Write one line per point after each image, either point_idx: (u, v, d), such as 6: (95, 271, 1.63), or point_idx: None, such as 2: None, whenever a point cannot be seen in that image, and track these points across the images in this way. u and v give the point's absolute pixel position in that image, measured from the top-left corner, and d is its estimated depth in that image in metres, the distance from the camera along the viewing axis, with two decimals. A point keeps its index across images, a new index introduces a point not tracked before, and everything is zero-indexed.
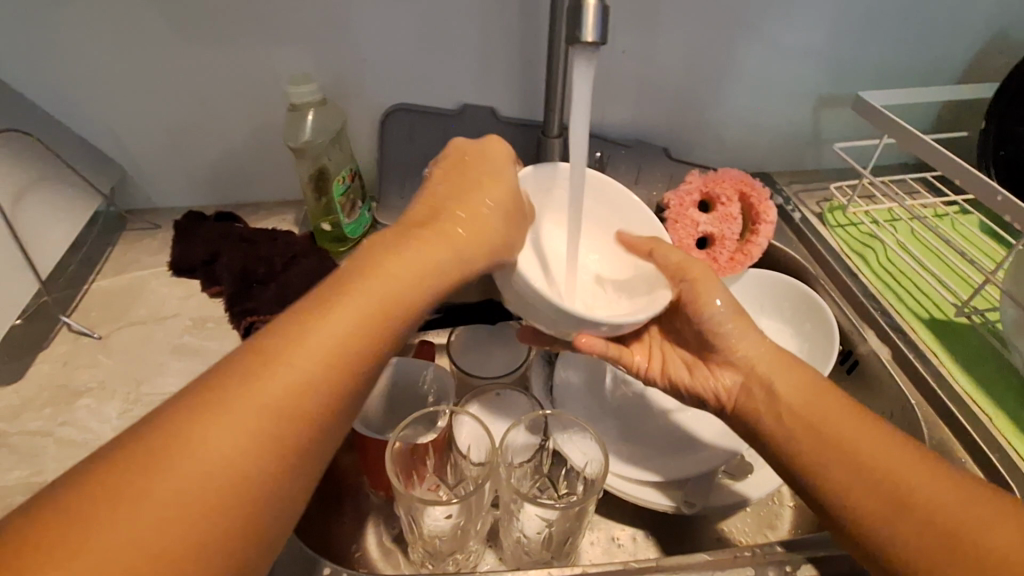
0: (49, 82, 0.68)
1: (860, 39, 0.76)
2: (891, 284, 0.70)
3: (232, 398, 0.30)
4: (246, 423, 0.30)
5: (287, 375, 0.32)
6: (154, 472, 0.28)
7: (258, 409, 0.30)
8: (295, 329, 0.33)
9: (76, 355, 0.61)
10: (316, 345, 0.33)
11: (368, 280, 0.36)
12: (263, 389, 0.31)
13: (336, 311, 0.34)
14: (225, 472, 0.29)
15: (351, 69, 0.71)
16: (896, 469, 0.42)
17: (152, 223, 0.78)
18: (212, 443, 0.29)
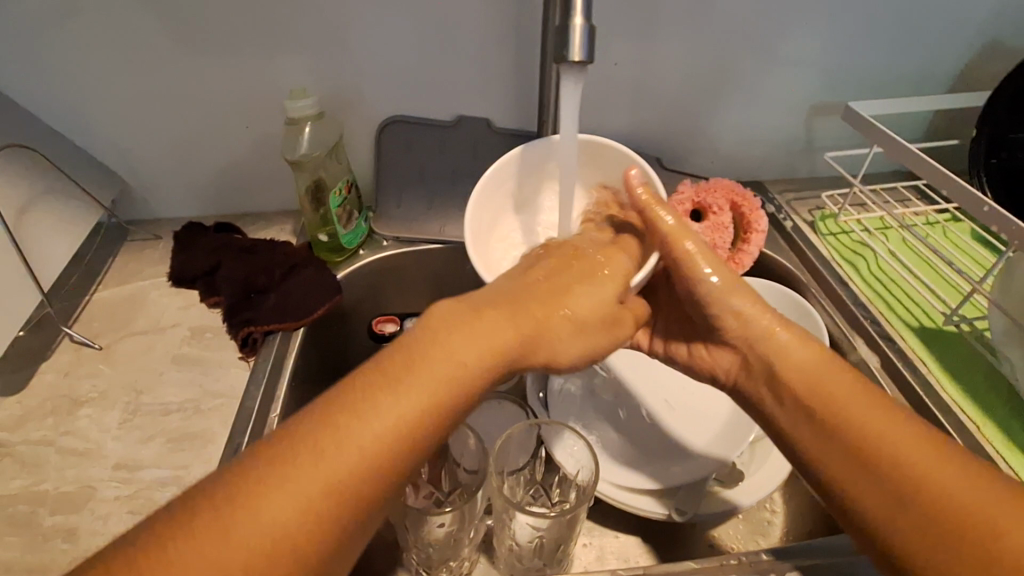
0: (52, 96, 0.70)
1: (850, 49, 0.77)
2: (882, 293, 0.71)
3: (314, 462, 0.32)
4: (364, 449, 0.33)
5: (396, 410, 0.35)
6: (230, 529, 0.30)
7: (373, 438, 0.34)
8: (407, 364, 0.37)
9: (78, 365, 0.62)
10: (426, 386, 0.37)
11: (474, 329, 0.40)
12: (377, 419, 0.34)
13: (445, 350, 0.38)
14: (289, 533, 0.31)
15: (348, 82, 0.72)
16: (901, 451, 0.40)
17: (153, 233, 0.79)
18: (250, 539, 0.30)
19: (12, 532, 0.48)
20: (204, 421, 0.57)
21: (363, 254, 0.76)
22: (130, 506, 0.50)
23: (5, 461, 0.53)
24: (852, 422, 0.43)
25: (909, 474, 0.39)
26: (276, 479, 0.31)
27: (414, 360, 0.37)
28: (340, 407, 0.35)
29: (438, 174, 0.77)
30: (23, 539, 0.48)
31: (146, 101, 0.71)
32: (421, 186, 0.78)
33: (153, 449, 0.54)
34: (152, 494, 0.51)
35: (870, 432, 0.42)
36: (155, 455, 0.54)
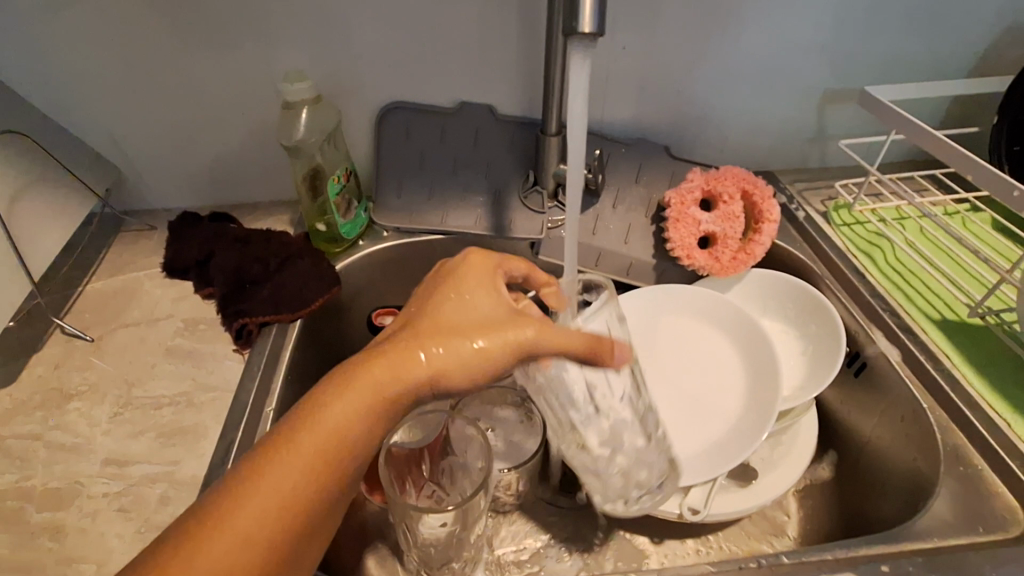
0: (45, 82, 0.68)
1: (865, 32, 0.74)
2: (901, 285, 0.68)
3: (273, 478, 0.36)
4: (241, 521, 0.34)
5: (275, 491, 0.36)
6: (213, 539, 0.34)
7: (245, 516, 0.35)
8: (282, 451, 0.37)
9: (69, 357, 0.60)
10: (297, 466, 0.36)
11: (348, 403, 0.38)
12: (257, 504, 0.35)
13: (319, 432, 0.37)
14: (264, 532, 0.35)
15: (346, 67, 0.70)
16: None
17: (148, 224, 0.77)
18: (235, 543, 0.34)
19: None
20: (196, 415, 0.55)
21: (363, 244, 0.74)
22: (118, 503, 0.48)
23: None
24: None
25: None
26: (238, 498, 0.35)
27: (344, 381, 0.38)
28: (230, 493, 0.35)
29: (439, 162, 0.75)
30: (8, 536, 0.46)
31: (141, 88, 0.69)
32: (422, 176, 0.75)
33: (144, 444, 0.52)
34: (141, 491, 0.49)
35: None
36: (144, 450, 0.52)
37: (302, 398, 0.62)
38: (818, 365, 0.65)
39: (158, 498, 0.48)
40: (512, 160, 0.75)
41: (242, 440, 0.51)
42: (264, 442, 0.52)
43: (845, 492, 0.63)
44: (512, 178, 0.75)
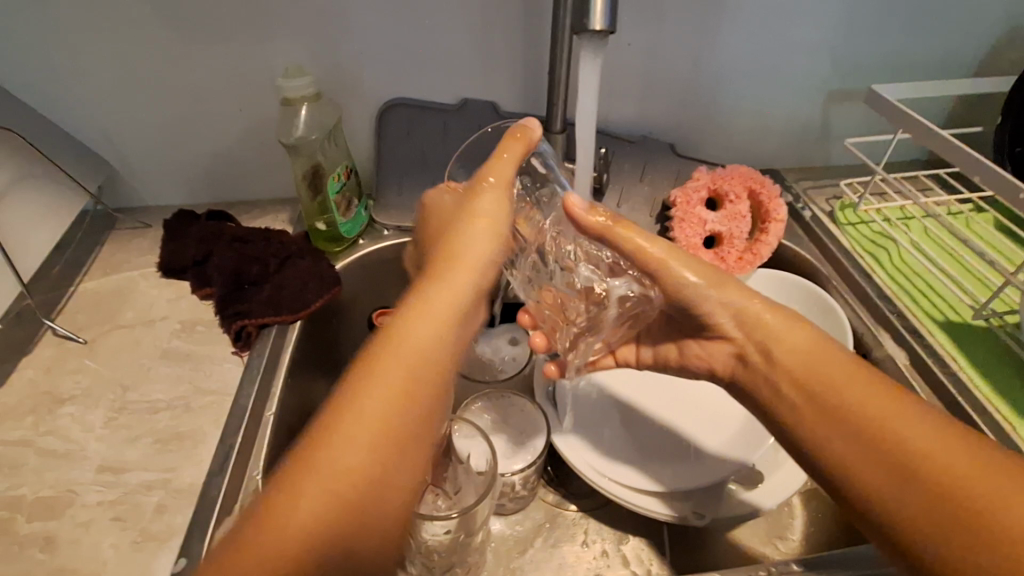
0: (35, 77, 0.66)
1: (872, 31, 0.73)
2: (907, 287, 0.68)
3: (374, 381, 0.38)
4: (347, 439, 0.36)
5: (367, 409, 0.37)
6: (332, 445, 0.36)
7: (350, 441, 0.36)
8: (360, 391, 0.38)
9: (61, 360, 0.58)
10: (379, 385, 0.38)
11: (408, 317, 0.42)
12: (370, 414, 0.37)
13: (389, 352, 0.40)
14: (380, 428, 0.37)
15: (347, 62, 0.68)
16: (917, 437, 0.38)
17: (142, 223, 0.75)
18: (357, 436, 0.36)
19: None
20: (194, 420, 0.53)
21: (363, 244, 0.72)
22: (114, 512, 0.46)
23: None
24: (876, 418, 0.39)
25: (886, 426, 0.39)
26: (354, 402, 0.37)
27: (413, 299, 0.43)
28: (328, 430, 0.36)
29: (441, 160, 0.73)
30: None
31: (135, 83, 0.67)
32: (422, 173, 0.74)
33: (140, 450, 0.51)
34: (138, 499, 0.47)
35: (918, 451, 0.37)
36: (141, 456, 0.50)
37: (303, 400, 0.60)
38: None
39: (155, 506, 0.47)
40: None
41: (242, 447, 0.50)
42: (265, 450, 0.50)
43: None
44: None
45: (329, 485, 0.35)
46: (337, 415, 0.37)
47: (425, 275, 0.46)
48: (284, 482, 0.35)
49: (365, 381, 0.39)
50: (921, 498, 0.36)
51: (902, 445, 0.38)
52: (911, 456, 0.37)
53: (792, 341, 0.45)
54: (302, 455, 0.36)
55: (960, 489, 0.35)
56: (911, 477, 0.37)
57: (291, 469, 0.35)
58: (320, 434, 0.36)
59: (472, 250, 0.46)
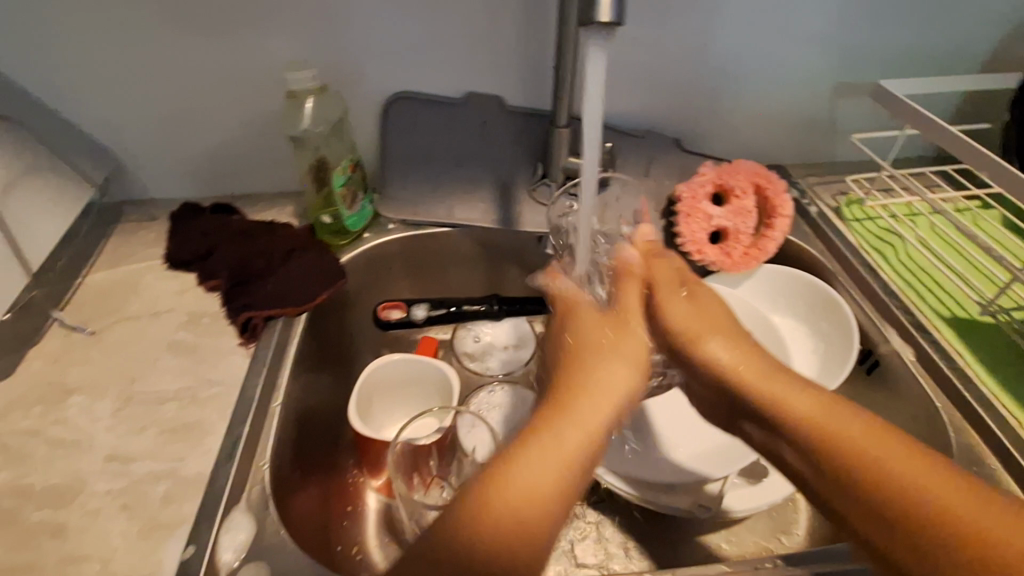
0: (40, 69, 0.66)
1: (879, 25, 0.73)
2: (913, 283, 0.67)
3: (581, 405, 0.40)
4: (544, 503, 0.35)
5: (547, 477, 0.36)
6: (513, 478, 0.35)
7: (535, 496, 0.35)
8: (556, 419, 0.39)
9: (68, 351, 0.59)
10: (572, 453, 0.37)
11: (586, 397, 0.41)
12: (567, 441, 0.38)
13: (586, 420, 0.39)
14: (567, 458, 0.37)
15: (351, 54, 0.68)
16: (835, 426, 0.39)
17: (148, 215, 0.75)
18: (553, 463, 0.37)
19: None
20: (200, 411, 0.53)
21: (368, 237, 0.72)
22: (121, 501, 0.47)
23: None
24: (802, 416, 0.40)
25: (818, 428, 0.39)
26: (565, 423, 0.38)
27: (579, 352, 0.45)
28: (502, 498, 0.34)
29: (445, 154, 0.73)
30: (8, 536, 0.45)
31: (140, 76, 0.68)
32: (427, 167, 0.73)
33: (147, 441, 0.51)
34: (145, 490, 0.48)
35: (863, 450, 0.37)
36: (148, 447, 0.51)
37: (308, 391, 0.61)
38: (827, 364, 0.65)
39: (162, 496, 0.47)
40: (520, 152, 0.73)
41: (248, 437, 0.50)
42: (270, 441, 0.51)
43: None
44: (520, 170, 0.74)
45: (503, 512, 0.34)
46: (539, 445, 0.37)
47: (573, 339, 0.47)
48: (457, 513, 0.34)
49: (577, 409, 0.40)
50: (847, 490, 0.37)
51: (830, 442, 0.38)
52: (831, 445, 0.38)
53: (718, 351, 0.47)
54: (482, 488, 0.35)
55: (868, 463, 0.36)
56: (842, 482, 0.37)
57: (473, 503, 0.34)
58: (509, 463, 0.36)
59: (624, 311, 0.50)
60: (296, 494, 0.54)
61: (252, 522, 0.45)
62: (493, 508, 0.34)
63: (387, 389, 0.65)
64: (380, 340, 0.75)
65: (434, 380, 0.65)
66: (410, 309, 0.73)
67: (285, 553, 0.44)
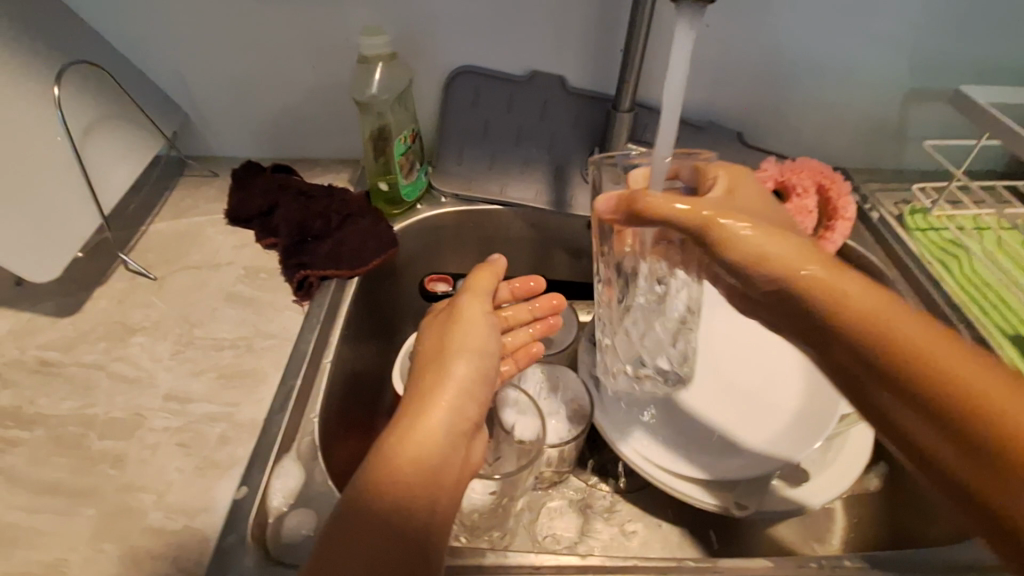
0: (125, 22, 0.68)
1: (966, 28, 0.69)
2: (977, 298, 0.65)
3: (412, 428, 0.41)
4: (407, 481, 0.38)
5: (409, 466, 0.39)
6: (371, 489, 0.37)
7: (400, 484, 0.38)
8: (389, 452, 0.39)
9: (132, 293, 0.61)
10: (427, 431, 0.41)
11: (432, 366, 0.46)
12: (407, 450, 0.40)
13: (436, 401, 0.43)
14: (417, 470, 0.39)
15: (422, 26, 0.69)
16: (961, 375, 0.34)
17: (210, 171, 0.77)
18: (400, 473, 0.39)
19: (63, 452, 0.48)
20: (255, 360, 0.55)
21: (421, 209, 0.73)
22: (178, 439, 0.49)
23: (58, 381, 0.53)
24: (899, 337, 0.37)
25: (944, 365, 0.35)
26: (393, 446, 0.40)
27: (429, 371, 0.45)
28: (362, 491, 0.37)
29: (503, 132, 0.73)
30: (74, 460, 0.47)
31: (216, 35, 0.69)
32: (484, 144, 0.73)
33: (205, 384, 0.53)
34: (202, 429, 0.49)
35: (918, 347, 0.36)
36: (206, 389, 0.52)
37: (355, 354, 0.62)
38: None
39: (217, 437, 0.49)
40: (578, 134, 0.73)
41: (300, 390, 0.51)
42: (321, 395, 0.52)
43: (896, 511, 0.60)
44: (576, 153, 0.73)
45: (395, 504, 0.37)
46: (374, 474, 0.38)
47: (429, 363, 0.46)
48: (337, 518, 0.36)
49: (398, 441, 0.40)
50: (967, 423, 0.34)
51: (926, 371, 0.35)
52: (899, 356, 0.37)
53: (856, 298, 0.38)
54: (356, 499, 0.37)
55: (977, 404, 0.33)
56: (965, 436, 0.34)
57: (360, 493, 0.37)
58: (377, 485, 0.38)
59: (470, 336, 0.48)
60: (340, 450, 0.55)
61: (302, 470, 0.47)
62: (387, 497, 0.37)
63: None
64: (423, 312, 0.76)
65: None
66: (456, 287, 0.73)
67: (333, 502, 0.45)
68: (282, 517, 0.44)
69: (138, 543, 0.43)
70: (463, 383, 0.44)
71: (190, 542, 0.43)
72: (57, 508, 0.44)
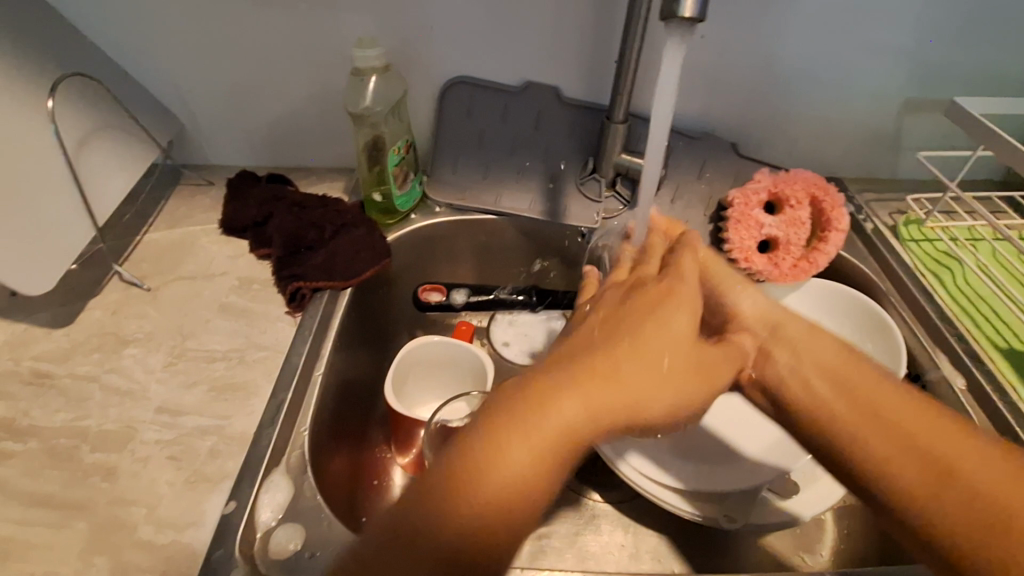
0: (121, 33, 0.68)
1: (961, 39, 0.69)
2: (969, 310, 0.65)
3: (565, 422, 0.35)
4: (506, 493, 0.33)
5: (503, 477, 0.34)
6: (476, 477, 0.33)
7: (503, 491, 0.33)
8: (512, 438, 0.34)
9: (126, 304, 0.61)
10: (550, 440, 0.35)
11: (576, 374, 0.37)
12: (536, 450, 0.34)
13: (589, 404, 0.36)
14: (520, 488, 0.34)
15: (416, 36, 0.69)
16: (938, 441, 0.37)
17: (206, 180, 0.77)
18: (512, 472, 0.34)
19: (55, 465, 0.48)
20: (247, 372, 0.55)
21: (415, 218, 0.73)
22: (169, 452, 0.49)
23: (51, 393, 0.53)
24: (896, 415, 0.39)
25: (924, 442, 0.37)
26: (527, 433, 0.34)
27: (606, 363, 0.38)
28: (456, 481, 0.34)
29: (497, 141, 0.73)
30: (65, 473, 0.48)
31: (210, 45, 0.69)
32: (478, 153, 0.74)
33: (196, 396, 0.53)
34: (193, 442, 0.50)
35: (905, 423, 0.38)
36: (197, 402, 0.53)
37: (348, 365, 0.62)
38: None
39: (208, 450, 0.49)
40: (572, 145, 0.73)
41: (291, 402, 0.52)
42: (312, 407, 0.52)
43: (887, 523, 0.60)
44: (570, 163, 0.73)
45: (483, 512, 0.33)
46: (492, 453, 0.34)
47: (617, 351, 0.39)
48: (422, 497, 0.34)
49: (546, 419, 0.35)
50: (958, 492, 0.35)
51: (918, 441, 0.37)
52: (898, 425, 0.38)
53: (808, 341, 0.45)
54: (458, 485, 0.33)
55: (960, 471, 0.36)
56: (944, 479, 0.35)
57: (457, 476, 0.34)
58: (474, 469, 0.34)
59: (660, 353, 0.40)
60: (331, 461, 0.56)
61: (291, 484, 0.47)
62: (480, 497, 0.33)
63: (421, 368, 0.66)
64: (417, 320, 0.76)
65: (468, 363, 0.66)
66: (450, 294, 0.74)
67: (321, 517, 0.45)
68: (271, 531, 0.44)
69: (127, 558, 0.43)
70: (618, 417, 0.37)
71: (179, 557, 0.43)
72: (48, 522, 0.45)
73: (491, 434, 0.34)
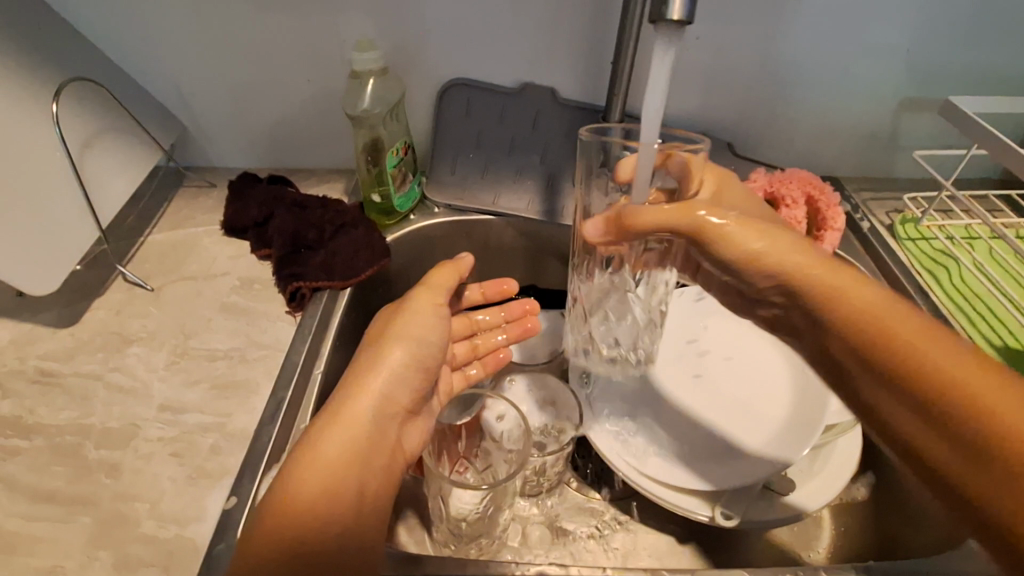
0: (123, 39, 0.70)
1: (955, 39, 0.70)
2: (964, 308, 0.66)
3: (347, 418, 0.46)
4: (326, 487, 0.43)
5: (340, 454, 0.44)
6: (301, 473, 0.43)
7: (323, 480, 0.43)
8: (321, 431, 0.45)
9: (129, 304, 0.62)
10: (347, 428, 0.46)
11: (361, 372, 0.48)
12: (331, 449, 0.44)
13: (350, 404, 0.47)
14: (331, 482, 0.43)
15: (412, 39, 0.70)
16: (935, 356, 0.39)
17: (208, 181, 0.79)
18: (321, 461, 0.43)
19: (60, 461, 0.49)
20: (249, 370, 0.56)
21: (414, 218, 0.74)
22: (171, 449, 0.50)
23: (56, 392, 0.54)
24: (913, 359, 0.40)
25: (976, 419, 0.37)
26: (326, 430, 0.45)
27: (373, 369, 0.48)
28: (288, 490, 0.42)
29: (495, 142, 0.74)
30: (70, 468, 0.49)
31: (211, 51, 0.70)
32: (476, 154, 0.74)
33: (198, 394, 0.54)
34: (195, 439, 0.51)
35: (942, 370, 0.39)
36: (199, 399, 0.54)
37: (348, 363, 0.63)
38: None
39: (210, 447, 0.50)
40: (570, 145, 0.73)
41: (291, 400, 0.52)
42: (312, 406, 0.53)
43: (883, 518, 0.61)
44: (569, 162, 0.73)
45: (301, 496, 0.42)
46: (304, 458, 0.43)
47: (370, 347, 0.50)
48: (267, 515, 0.41)
49: (342, 414, 0.46)
50: (923, 390, 0.39)
51: (964, 399, 0.38)
52: (939, 389, 0.39)
53: (857, 298, 0.43)
54: (287, 491, 0.42)
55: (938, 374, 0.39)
56: (958, 430, 0.38)
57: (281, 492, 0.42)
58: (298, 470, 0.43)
59: (398, 353, 0.49)
60: None
61: None
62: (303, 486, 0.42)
63: None
64: None
65: None
66: None
67: None
68: None
69: (130, 550, 0.44)
70: (407, 366, 0.49)
71: (181, 550, 0.44)
72: (53, 516, 0.46)
73: (304, 451, 0.44)
